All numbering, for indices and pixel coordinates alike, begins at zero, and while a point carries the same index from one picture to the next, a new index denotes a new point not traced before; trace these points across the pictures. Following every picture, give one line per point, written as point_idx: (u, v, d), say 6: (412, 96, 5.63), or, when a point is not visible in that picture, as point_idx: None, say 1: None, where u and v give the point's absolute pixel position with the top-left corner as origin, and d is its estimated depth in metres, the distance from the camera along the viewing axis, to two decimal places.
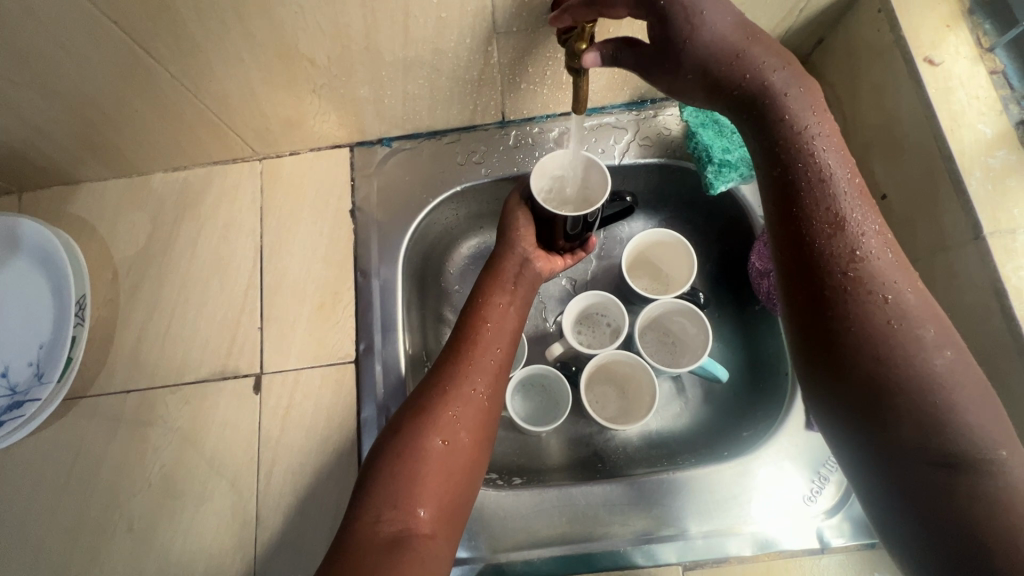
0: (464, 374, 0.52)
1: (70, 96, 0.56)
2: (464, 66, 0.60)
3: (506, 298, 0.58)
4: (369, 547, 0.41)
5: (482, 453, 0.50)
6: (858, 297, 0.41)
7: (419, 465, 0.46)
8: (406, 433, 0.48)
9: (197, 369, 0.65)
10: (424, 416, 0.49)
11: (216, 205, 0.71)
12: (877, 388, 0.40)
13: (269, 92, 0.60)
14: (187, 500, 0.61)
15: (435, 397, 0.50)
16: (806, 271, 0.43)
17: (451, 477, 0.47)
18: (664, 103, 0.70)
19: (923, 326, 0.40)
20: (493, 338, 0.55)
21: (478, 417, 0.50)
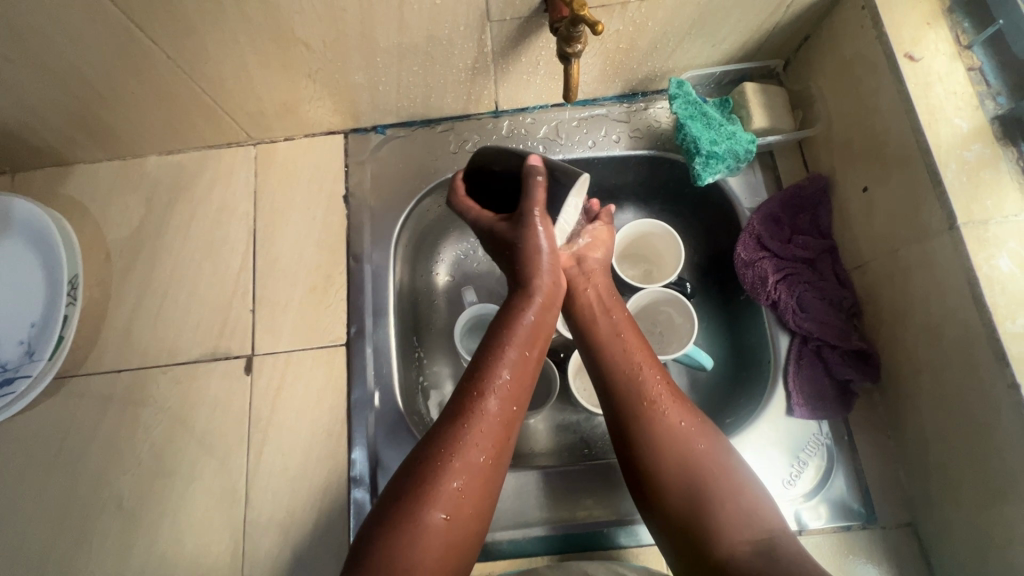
0: (474, 436, 0.46)
1: (65, 75, 0.57)
2: (458, 54, 0.60)
3: (524, 347, 0.52)
4: None
5: (480, 523, 0.46)
6: (659, 436, 0.49)
7: (417, 545, 0.41)
8: (403, 509, 0.43)
9: (189, 350, 0.66)
10: (424, 486, 0.44)
11: (209, 189, 0.72)
12: (690, 516, 0.47)
13: (263, 75, 0.60)
14: (176, 478, 0.61)
15: (437, 466, 0.45)
16: (611, 419, 0.52)
17: (455, 544, 0.43)
18: (654, 96, 0.72)
19: (716, 451, 0.49)
20: (507, 396, 0.49)
21: (483, 485, 0.46)
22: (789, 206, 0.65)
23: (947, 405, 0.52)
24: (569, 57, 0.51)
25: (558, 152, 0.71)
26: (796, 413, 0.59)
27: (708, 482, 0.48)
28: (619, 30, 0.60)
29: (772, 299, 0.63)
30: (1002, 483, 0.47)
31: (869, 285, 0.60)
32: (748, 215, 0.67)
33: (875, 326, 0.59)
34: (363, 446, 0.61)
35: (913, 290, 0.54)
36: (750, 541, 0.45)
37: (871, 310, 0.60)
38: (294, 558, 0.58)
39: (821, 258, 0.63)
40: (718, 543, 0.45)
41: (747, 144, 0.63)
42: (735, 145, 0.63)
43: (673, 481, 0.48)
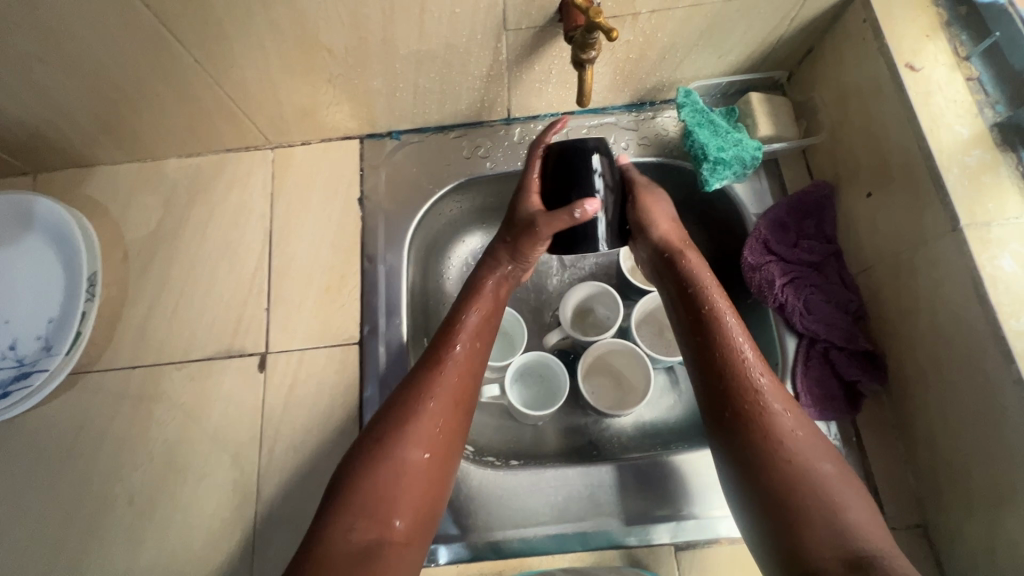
0: (443, 385, 0.55)
1: (94, 76, 0.59)
2: (474, 61, 0.63)
3: (480, 313, 0.60)
4: (339, 555, 0.45)
5: (451, 462, 0.54)
6: (754, 408, 0.50)
7: (396, 476, 0.50)
8: (383, 447, 0.51)
9: (204, 347, 0.66)
10: (402, 428, 0.51)
11: (227, 190, 0.74)
12: (786, 512, 0.46)
13: (285, 80, 0.62)
14: (188, 474, 0.61)
15: (401, 413, 0.53)
16: (717, 403, 0.52)
17: (422, 485, 0.51)
18: (662, 106, 0.74)
19: (812, 446, 0.49)
20: (471, 351, 0.57)
21: (447, 435, 0.53)
22: (795, 212, 0.66)
23: (953, 403, 0.52)
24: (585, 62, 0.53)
25: None
26: (805, 414, 0.60)
27: (812, 485, 0.46)
28: (630, 41, 0.62)
29: (780, 301, 0.64)
30: (1011, 480, 0.47)
31: (874, 288, 0.61)
32: (754, 220, 0.69)
33: (881, 329, 0.60)
34: None
35: (918, 291, 0.55)
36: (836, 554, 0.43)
37: (877, 312, 0.61)
38: None
39: (827, 261, 0.64)
40: (805, 548, 0.44)
41: (753, 151, 0.65)
42: (742, 151, 0.65)
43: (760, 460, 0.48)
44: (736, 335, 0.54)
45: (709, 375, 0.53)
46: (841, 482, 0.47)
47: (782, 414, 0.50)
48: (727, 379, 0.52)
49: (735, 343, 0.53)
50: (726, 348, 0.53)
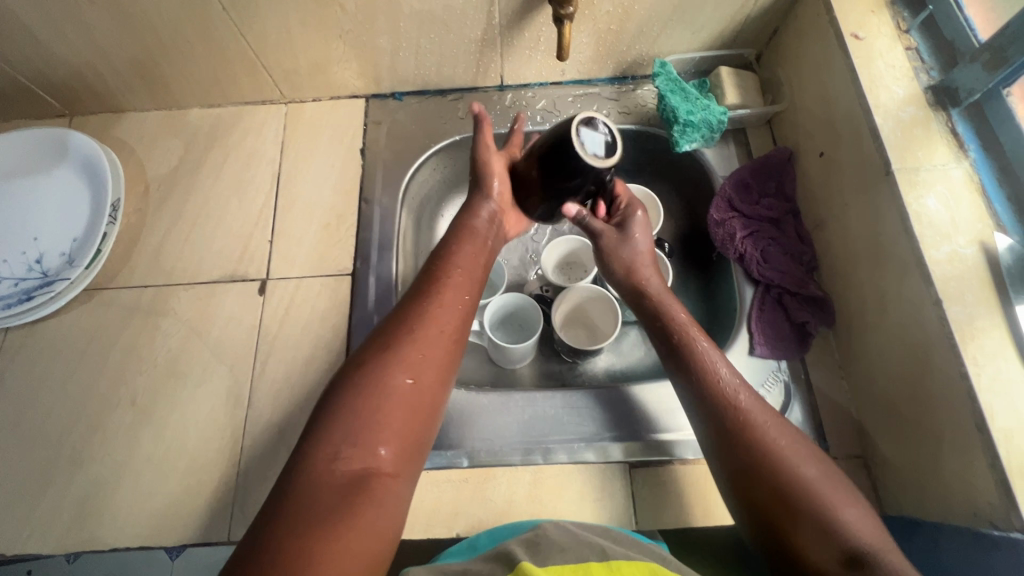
0: (432, 315, 0.53)
1: (134, 20, 0.67)
2: (470, 23, 0.70)
3: (475, 251, 0.61)
4: (327, 481, 0.42)
5: (440, 392, 0.51)
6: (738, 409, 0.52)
7: (380, 401, 0.46)
8: (368, 374, 0.48)
9: (211, 272, 0.73)
10: (388, 356, 0.49)
11: (242, 137, 0.81)
12: (790, 511, 0.47)
13: (301, 34, 0.70)
14: (187, 380, 0.67)
15: (390, 339, 0.51)
16: (708, 412, 0.53)
17: (411, 415, 0.48)
18: (642, 80, 0.81)
19: (800, 447, 0.50)
20: (460, 287, 0.57)
21: (435, 364, 0.51)
22: (758, 174, 0.72)
23: (886, 334, 0.57)
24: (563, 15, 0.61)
25: (554, 122, 0.80)
26: (757, 351, 0.64)
27: (810, 488, 0.47)
28: (610, 11, 0.69)
29: (740, 252, 0.69)
30: (931, 396, 0.52)
31: (825, 240, 0.67)
32: (720, 180, 0.75)
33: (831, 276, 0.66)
34: None
35: (860, 235, 0.60)
36: (844, 549, 0.44)
37: (827, 262, 0.66)
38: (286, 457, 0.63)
39: (785, 218, 0.70)
40: (809, 544, 0.45)
41: (719, 115, 0.71)
42: (709, 115, 0.71)
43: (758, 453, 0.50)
44: (711, 355, 0.56)
45: (694, 391, 0.55)
46: (826, 473, 0.49)
47: (766, 419, 0.51)
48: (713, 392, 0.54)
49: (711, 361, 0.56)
50: (704, 368, 0.55)
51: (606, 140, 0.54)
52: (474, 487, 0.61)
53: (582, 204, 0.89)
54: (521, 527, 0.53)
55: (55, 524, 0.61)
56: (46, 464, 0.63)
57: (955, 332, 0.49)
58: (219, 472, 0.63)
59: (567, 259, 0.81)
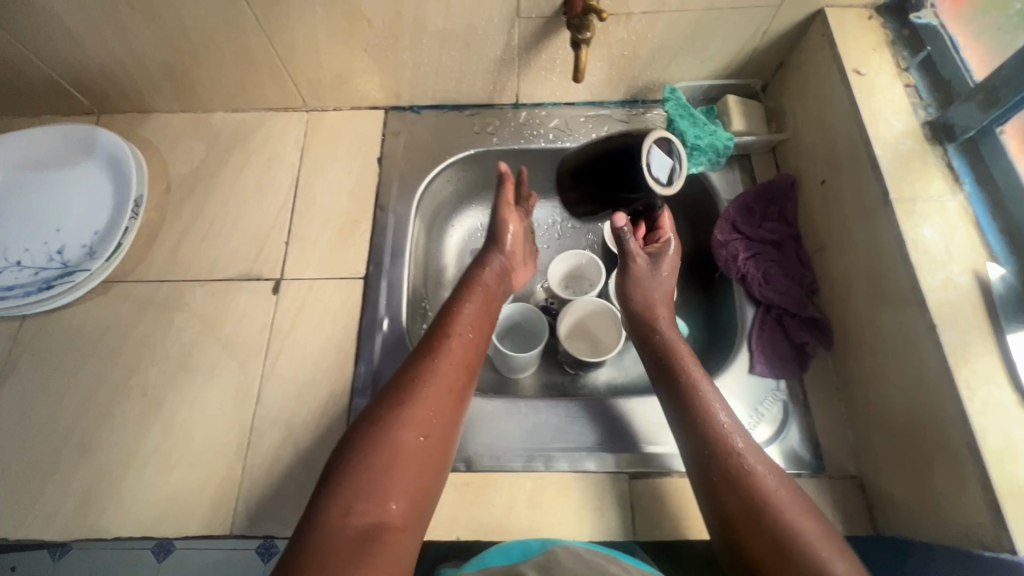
0: (437, 371, 0.57)
1: (170, 25, 0.70)
2: (490, 43, 0.73)
3: (482, 306, 0.65)
4: (341, 536, 0.45)
5: (447, 445, 0.55)
6: (733, 459, 0.54)
7: (389, 458, 0.50)
8: (378, 432, 0.52)
9: (227, 269, 0.75)
10: (397, 413, 0.53)
11: (264, 142, 0.83)
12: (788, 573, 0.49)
13: (328, 45, 0.73)
14: (198, 374, 0.68)
15: (396, 394, 0.55)
16: (704, 462, 0.55)
17: (414, 467, 0.51)
18: (652, 104, 0.85)
19: (800, 506, 0.52)
20: (466, 343, 0.61)
21: (439, 421, 0.55)
22: (761, 199, 0.75)
23: (883, 357, 0.59)
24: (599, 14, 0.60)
25: (567, 141, 0.83)
26: (757, 369, 0.66)
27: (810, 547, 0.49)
28: (624, 38, 0.73)
29: (742, 273, 0.71)
30: (925, 418, 0.53)
31: (825, 264, 0.69)
32: (725, 204, 0.77)
33: (831, 299, 0.68)
34: (368, 361, 0.69)
35: (859, 260, 0.62)
36: None
37: (827, 286, 0.69)
38: (292, 454, 0.64)
39: (786, 242, 0.73)
40: None
41: (726, 141, 0.74)
42: (715, 140, 0.74)
43: (748, 506, 0.52)
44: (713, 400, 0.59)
45: (694, 439, 0.57)
46: (819, 520, 0.51)
47: (768, 477, 0.53)
48: (714, 444, 0.56)
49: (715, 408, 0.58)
50: (707, 415, 0.57)
51: (671, 165, 0.58)
52: (475, 493, 0.62)
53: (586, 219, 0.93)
54: (534, 548, 0.55)
55: (59, 510, 0.61)
56: (53, 451, 0.64)
57: (948, 356, 0.51)
58: (224, 467, 0.63)
59: (574, 274, 0.84)
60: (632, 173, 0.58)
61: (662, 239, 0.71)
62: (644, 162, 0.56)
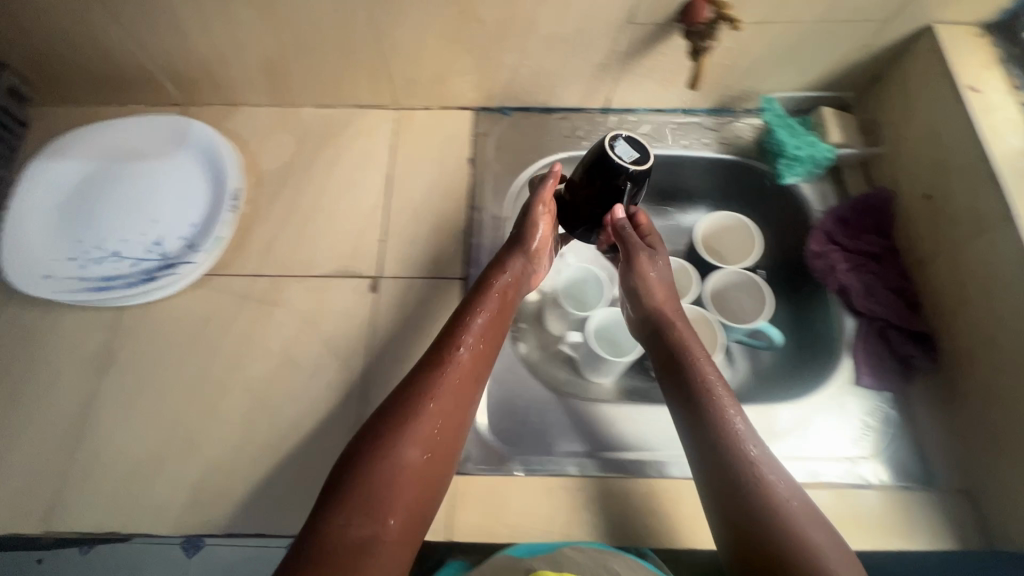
0: (441, 385, 0.55)
1: (281, 19, 0.69)
2: (596, 48, 0.73)
3: (486, 310, 0.61)
4: (339, 552, 0.44)
5: (448, 460, 0.53)
6: (751, 481, 0.51)
7: (391, 476, 0.48)
8: (380, 446, 0.50)
9: (324, 266, 0.74)
10: (404, 426, 0.51)
11: (355, 139, 0.83)
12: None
13: (434, 44, 0.73)
14: (301, 371, 0.68)
15: (400, 403, 0.53)
16: (713, 468, 0.53)
17: (413, 482, 0.49)
18: (741, 113, 0.85)
19: (816, 522, 0.49)
20: (474, 356, 0.58)
21: (441, 436, 0.53)
22: (857, 211, 0.75)
23: (1003, 372, 0.59)
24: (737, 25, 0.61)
25: (657, 148, 0.84)
26: (862, 379, 0.67)
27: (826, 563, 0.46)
28: (730, 47, 0.73)
29: (841, 284, 0.72)
30: None
31: (927, 278, 0.70)
32: (817, 215, 0.78)
33: (936, 313, 0.68)
34: None
35: (973, 275, 0.63)
36: None
37: (930, 300, 0.69)
38: None
39: (884, 255, 0.73)
40: None
41: (825, 153, 0.75)
42: (815, 152, 0.75)
43: (769, 524, 0.48)
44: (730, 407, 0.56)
45: (700, 445, 0.54)
46: (833, 538, 0.48)
47: (785, 490, 0.51)
48: (721, 448, 0.53)
49: (728, 415, 0.55)
50: (722, 422, 0.55)
51: (635, 153, 0.61)
52: (588, 497, 0.61)
53: (665, 224, 0.93)
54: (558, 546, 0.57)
55: (168, 506, 0.60)
56: (157, 446, 0.63)
57: None
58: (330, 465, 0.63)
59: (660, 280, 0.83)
60: (604, 167, 0.62)
61: (648, 233, 0.70)
62: (608, 153, 0.61)
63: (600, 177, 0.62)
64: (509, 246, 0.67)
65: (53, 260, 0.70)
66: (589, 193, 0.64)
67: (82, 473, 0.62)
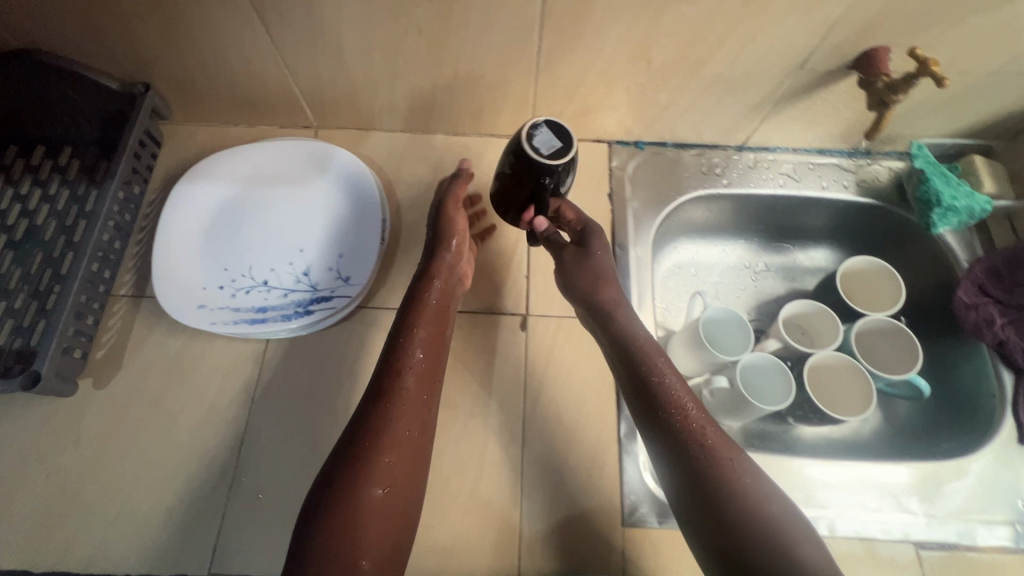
0: (393, 416, 0.53)
1: (445, 53, 0.68)
2: (756, 91, 0.72)
3: (430, 324, 0.62)
4: None
5: (413, 488, 0.52)
6: (733, 490, 0.49)
7: (357, 519, 0.47)
8: (347, 486, 0.49)
9: (471, 302, 0.74)
10: (361, 465, 0.50)
11: (490, 168, 0.82)
12: None
13: (592, 81, 0.72)
14: (459, 412, 0.67)
15: (368, 441, 0.51)
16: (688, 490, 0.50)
17: (386, 518, 0.49)
18: (878, 155, 0.84)
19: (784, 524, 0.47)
20: (420, 380, 0.57)
21: (401, 467, 0.51)
22: (1010, 262, 0.73)
23: None
24: (939, 86, 0.60)
25: (796, 189, 0.83)
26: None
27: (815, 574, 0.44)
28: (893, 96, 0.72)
29: (1000, 338, 0.70)
30: None
31: None
32: (965, 267, 0.76)
33: None
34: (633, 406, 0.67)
35: None
36: None
37: None
38: (570, 500, 0.63)
39: None
40: None
41: (983, 205, 0.74)
42: (973, 203, 0.74)
43: (749, 533, 0.46)
44: (695, 420, 0.53)
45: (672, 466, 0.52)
46: (798, 540, 0.46)
47: (750, 491, 0.49)
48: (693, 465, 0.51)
49: (693, 425, 0.53)
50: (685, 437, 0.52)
51: (557, 142, 0.60)
52: None
53: (785, 263, 0.93)
54: None
55: None
56: None
57: None
58: (498, 511, 0.62)
59: (799, 323, 0.81)
60: (521, 163, 0.62)
61: (578, 224, 0.67)
62: (527, 147, 0.60)
63: (524, 174, 0.62)
64: (430, 254, 0.68)
65: (202, 288, 0.69)
66: (523, 189, 0.64)
67: (244, 512, 0.61)
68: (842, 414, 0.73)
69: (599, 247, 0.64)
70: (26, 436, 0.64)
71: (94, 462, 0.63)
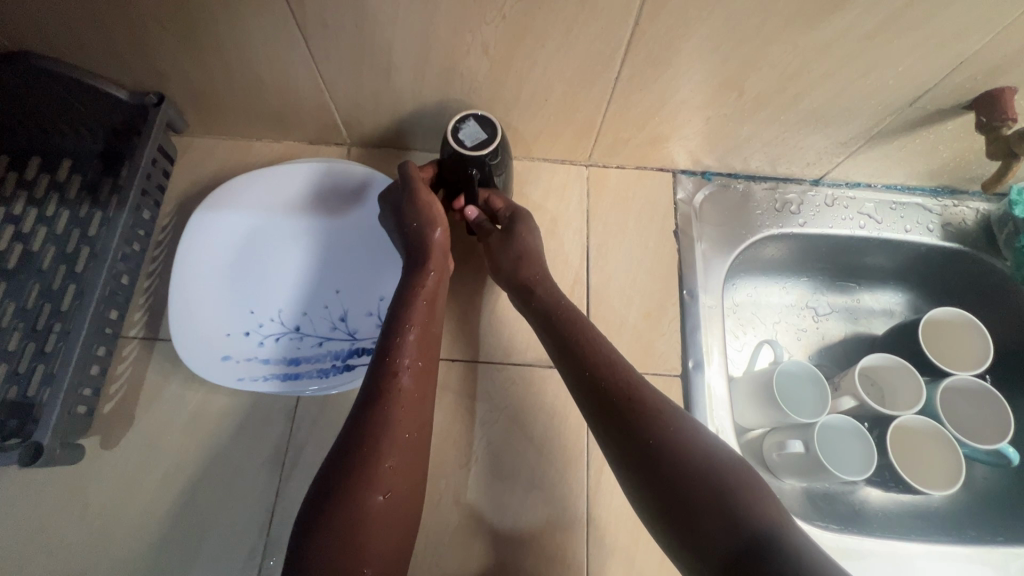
0: (392, 417, 0.47)
1: (510, 74, 0.59)
2: (851, 127, 0.65)
3: (425, 311, 0.55)
4: None
5: (416, 492, 0.47)
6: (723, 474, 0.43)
7: (360, 528, 0.42)
8: (345, 493, 0.43)
9: (524, 354, 0.68)
10: (357, 470, 0.44)
11: (543, 198, 0.74)
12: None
13: (670, 110, 0.64)
14: (517, 483, 0.61)
15: (362, 444, 0.45)
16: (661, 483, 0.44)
17: (383, 521, 0.44)
18: (964, 196, 0.77)
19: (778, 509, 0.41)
20: (418, 374, 0.51)
21: (405, 469, 0.46)
22: None
23: None
24: None
25: (878, 231, 0.75)
26: None
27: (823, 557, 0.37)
28: None
29: None
30: None
31: None
32: None
33: None
34: None
35: None
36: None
37: None
38: None
39: None
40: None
41: None
42: None
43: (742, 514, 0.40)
44: (659, 406, 0.48)
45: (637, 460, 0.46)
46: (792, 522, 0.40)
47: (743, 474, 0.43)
48: (661, 450, 0.45)
49: (653, 408, 0.48)
50: (656, 424, 0.47)
51: (482, 135, 0.58)
52: None
53: (848, 303, 0.83)
54: None
55: None
56: None
57: None
58: None
59: (872, 376, 0.74)
60: (446, 155, 0.60)
61: (505, 213, 0.65)
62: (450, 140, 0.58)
63: (450, 167, 0.60)
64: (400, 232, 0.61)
65: (227, 334, 0.61)
66: (448, 178, 0.62)
67: None
68: (926, 485, 0.67)
69: (523, 235, 0.63)
70: (27, 507, 0.56)
71: (104, 540, 0.55)
